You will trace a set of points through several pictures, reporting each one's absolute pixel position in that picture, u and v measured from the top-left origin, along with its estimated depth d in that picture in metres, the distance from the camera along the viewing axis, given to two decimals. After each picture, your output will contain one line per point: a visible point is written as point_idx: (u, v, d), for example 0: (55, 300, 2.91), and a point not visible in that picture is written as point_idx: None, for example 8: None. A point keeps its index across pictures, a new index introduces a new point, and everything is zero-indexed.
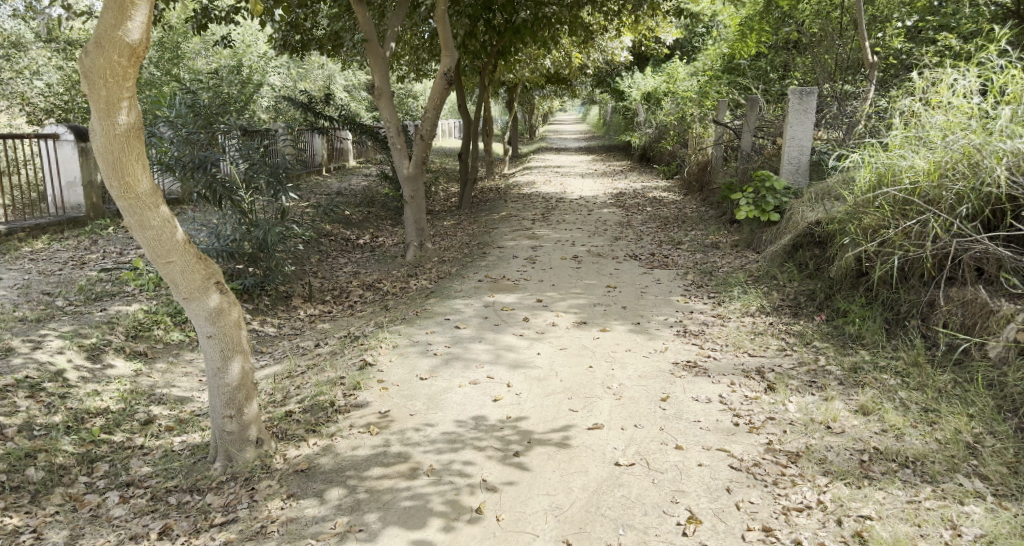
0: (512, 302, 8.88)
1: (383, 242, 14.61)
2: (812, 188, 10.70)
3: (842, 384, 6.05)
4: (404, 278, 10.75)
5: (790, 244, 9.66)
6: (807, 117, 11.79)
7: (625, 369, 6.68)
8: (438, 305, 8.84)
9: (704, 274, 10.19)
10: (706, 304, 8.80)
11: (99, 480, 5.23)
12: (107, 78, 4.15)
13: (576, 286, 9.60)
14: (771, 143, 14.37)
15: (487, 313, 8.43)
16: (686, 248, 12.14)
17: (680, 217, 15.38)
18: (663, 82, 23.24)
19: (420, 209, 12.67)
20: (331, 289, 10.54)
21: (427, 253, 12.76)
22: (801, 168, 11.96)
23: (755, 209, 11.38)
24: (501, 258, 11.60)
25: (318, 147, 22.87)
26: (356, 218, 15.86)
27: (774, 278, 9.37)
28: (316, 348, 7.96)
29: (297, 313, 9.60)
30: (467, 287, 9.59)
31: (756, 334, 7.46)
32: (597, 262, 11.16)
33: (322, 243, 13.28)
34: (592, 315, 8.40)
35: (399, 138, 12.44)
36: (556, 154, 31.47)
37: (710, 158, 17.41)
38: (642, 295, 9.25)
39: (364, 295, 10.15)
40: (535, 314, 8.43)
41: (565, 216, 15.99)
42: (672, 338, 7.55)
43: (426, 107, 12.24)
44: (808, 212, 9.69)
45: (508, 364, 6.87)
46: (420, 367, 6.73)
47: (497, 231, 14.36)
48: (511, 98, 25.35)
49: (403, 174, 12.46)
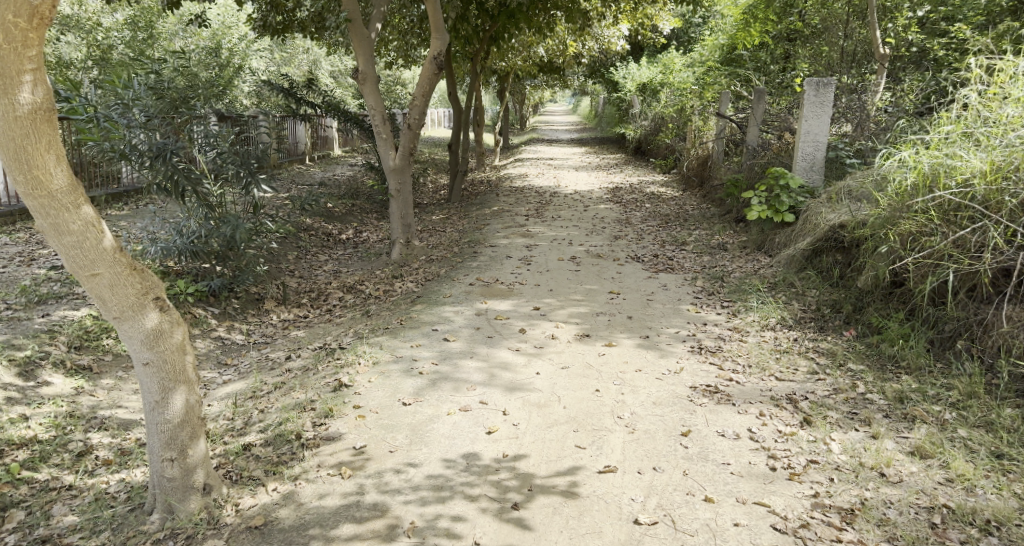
0: (506, 310, 8.06)
1: (367, 238, 13.72)
2: (831, 188, 9.96)
3: (888, 418, 5.28)
4: (389, 279, 9.89)
5: (808, 248, 8.91)
6: (824, 110, 11.00)
7: (637, 394, 5.86)
8: (424, 312, 7.99)
9: (714, 280, 9.39)
10: (719, 316, 8.01)
11: (10, 535, 4.37)
12: (1, 43, 3.35)
13: (576, 292, 8.78)
14: (775, 138, 13.62)
15: (479, 323, 7.59)
16: (692, 249, 11.34)
17: (682, 215, 14.57)
18: (659, 73, 22.44)
19: (407, 203, 11.84)
20: (308, 291, 9.66)
21: (415, 251, 11.90)
22: (815, 164, 11.18)
23: (768, 209, 10.63)
24: (494, 257, 10.79)
25: (302, 135, 22.08)
26: (339, 212, 14.96)
27: (794, 287, 8.60)
28: (286, 361, 7.08)
29: (271, 318, 8.71)
30: (457, 291, 8.75)
31: (781, 354, 6.67)
32: (597, 264, 10.33)
33: (301, 239, 12.39)
34: (596, 328, 7.59)
35: (387, 128, 11.54)
36: (549, 145, 30.61)
37: (711, 152, 16.68)
38: (648, 303, 8.45)
39: (345, 299, 9.28)
40: (533, 325, 7.60)
41: (560, 212, 15.15)
42: (687, 356, 6.76)
43: (415, 95, 11.34)
44: (829, 214, 8.93)
45: (503, 385, 6.04)
46: (404, 388, 5.91)
47: (489, 228, 13.54)
48: (503, 87, 24.50)
49: (388, 166, 11.57)
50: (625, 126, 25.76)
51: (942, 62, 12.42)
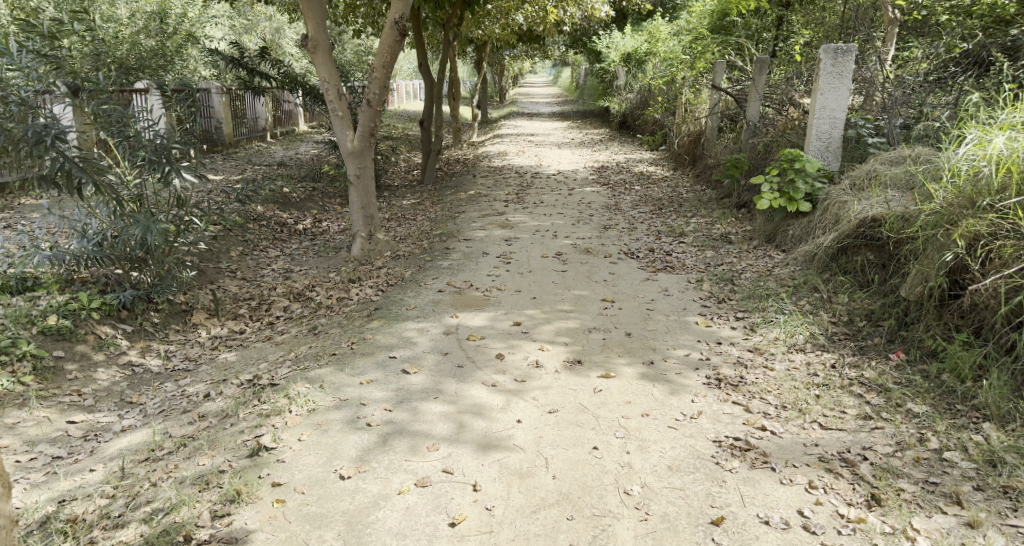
0: (481, 328, 6.75)
1: (327, 229, 12.28)
2: (855, 174, 8.74)
3: (983, 492, 4.08)
4: (344, 283, 8.48)
5: (833, 247, 7.64)
6: (843, 82, 9.66)
7: (647, 452, 4.56)
8: (380, 331, 6.61)
9: (722, 283, 8.07)
10: (734, 331, 6.72)
11: None
12: None
13: (563, 302, 7.49)
14: (777, 113, 12.29)
15: (447, 348, 6.25)
16: (691, 241, 10.03)
17: (675, 199, 13.26)
18: (645, 42, 21.03)
19: (369, 191, 10.41)
20: (247, 299, 8.21)
21: (378, 245, 10.47)
22: (831, 144, 9.85)
23: (780, 196, 9.28)
24: (467, 255, 9.45)
25: (263, 110, 20.51)
26: (296, 197, 13.48)
27: (819, 294, 7.35)
28: (204, 399, 5.65)
29: (198, 335, 7.26)
30: (423, 302, 7.43)
31: (820, 389, 5.38)
32: (586, 262, 9.00)
33: (248, 232, 10.92)
34: (588, 352, 6.27)
35: (344, 105, 10.07)
36: (529, 120, 29.09)
37: (703, 128, 15.33)
38: (648, 316, 7.17)
39: (290, 309, 7.84)
40: (513, 349, 6.30)
41: (542, 196, 13.79)
42: (704, 392, 5.43)
43: (374, 65, 9.83)
44: (857, 206, 7.70)
45: (474, 441, 4.68)
46: (345, 450, 4.52)
47: (463, 216, 12.15)
48: (480, 57, 22.88)
49: (346, 149, 10.10)
50: (609, 99, 24.28)
51: (948, 27, 11.27)
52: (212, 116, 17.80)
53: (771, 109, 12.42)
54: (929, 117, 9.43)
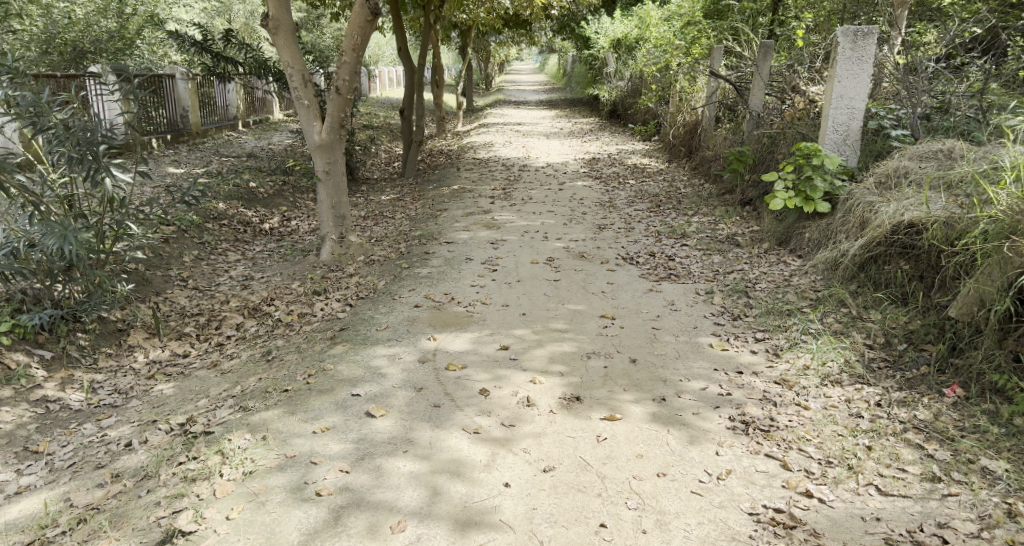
0: (463, 357, 5.81)
1: (296, 229, 11.29)
2: (880, 170, 7.87)
3: None
4: (307, 295, 7.49)
5: (862, 255, 6.74)
6: (863, 68, 8.70)
7: (667, 533, 3.78)
8: (344, 359, 5.63)
9: (735, 295, 7.16)
10: (756, 357, 5.82)
11: None
12: None
13: (556, 320, 6.62)
14: (781, 102, 11.38)
15: (422, 383, 5.29)
16: (695, 243, 9.12)
17: (672, 195, 12.35)
18: (635, 27, 20.11)
19: (339, 189, 9.40)
20: (196, 315, 7.24)
21: (350, 249, 9.48)
22: (849, 137, 8.93)
23: (795, 195, 8.36)
24: (450, 261, 8.53)
25: (234, 97, 19.46)
26: (264, 192, 12.44)
27: (845, 309, 6.48)
28: (120, 446, 4.66)
29: (133, 360, 6.26)
30: (397, 324, 6.50)
31: (870, 438, 4.48)
32: (580, 270, 8.13)
33: (205, 233, 9.90)
34: (588, 385, 5.33)
35: (311, 92, 9.04)
36: (515, 108, 28.07)
37: (699, 119, 14.45)
38: (654, 338, 6.26)
39: (243, 328, 6.86)
40: (500, 382, 5.36)
41: (530, 191, 12.86)
42: (730, 440, 4.51)
43: (343, 48, 8.78)
44: (888, 209, 6.84)
45: (451, 516, 3.79)
46: (285, 534, 3.62)
47: (445, 215, 11.20)
48: (464, 42, 21.81)
49: (313, 142, 9.07)
50: (598, 87, 23.35)
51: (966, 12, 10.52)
52: (177, 102, 16.76)
53: (775, 97, 11.53)
54: (955, 109, 8.60)
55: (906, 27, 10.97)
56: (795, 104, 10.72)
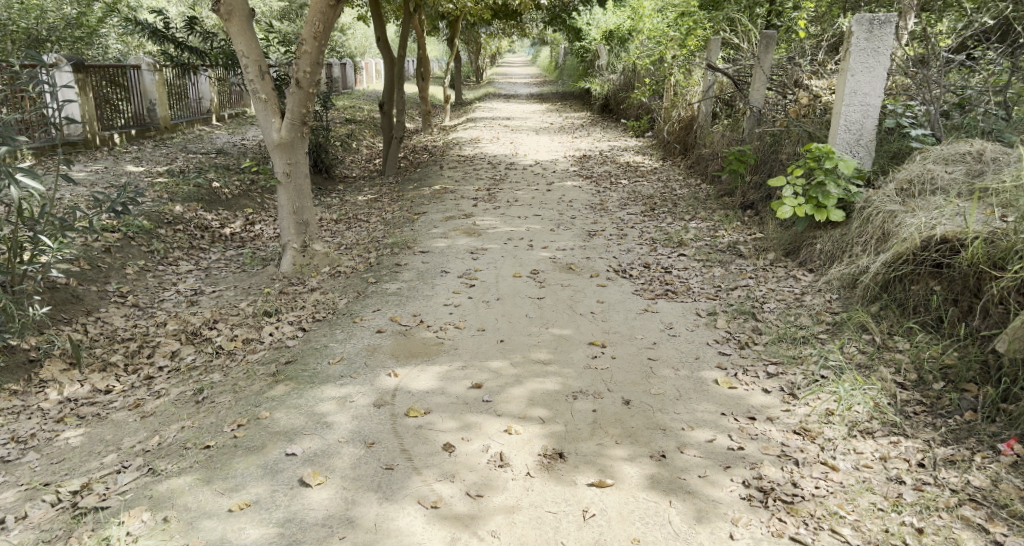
0: (427, 398, 4.97)
1: (260, 234, 10.43)
2: (902, 174, 7.01)
3: None
4: (255, 317, 6.68)
5: (886, 272, 5.85)
6: (879, 61, 7.75)
7: None
8: (283, 405, 4.82)
9: (740, 317, 6.32)
10: (769, 397, 4.97)
11: None
12: None
13: (538, 349, 5.77)
14: (784, 97, 10.49)
15: (375, 434, 4.47)
16: (693, 253, 8.29)
17: (668, 196, 11.51)
18: (627, 18, 19.25)
19: (302, 192, 8.49)
20: (126, 341, 6.47)
21: (314, 258, 8.57)
22: (863, 137, 7.98)
23: (806, 202, 7.47)
24: (422, 274, 7.69)
25: (207, 89, 18.44)
26: (229, 192, 11.49)
27: (869, 335, 5.64)
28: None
29: (43, 399, 5.59)
30: (354, 354, 5.66)
31: (919, 521, 3.75)
32: (567, 286, 7.28)
33: (155, 239, 9.02)
34: (573, 437, 4.49)
35: (268, 86, 8.11)
36: (505, 101, 27.24)
37: (695, 114, 13.60)
38: (652, 371, 5.41)
39: (178, 358, 6.13)
40: (469, 432, 4.54)
41: (516, 192, 12.02)
42: (747, 518, 3.78)
43: (303, 37, 7.85)
44: (913, 221, 6.02)
45: None
46: None
47: (423, 218, 10.34)
48: (451, 34, 20.89)
49: (273, 140, 8.16)
50: (590, 80, 22.47)
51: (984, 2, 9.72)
52: (144, 95, 15.69)
53: (776, 92, 10.67)
54: (983, 106, 7.75)
55: (920, 17, 10.15)
56: (800, 100, 9.88)
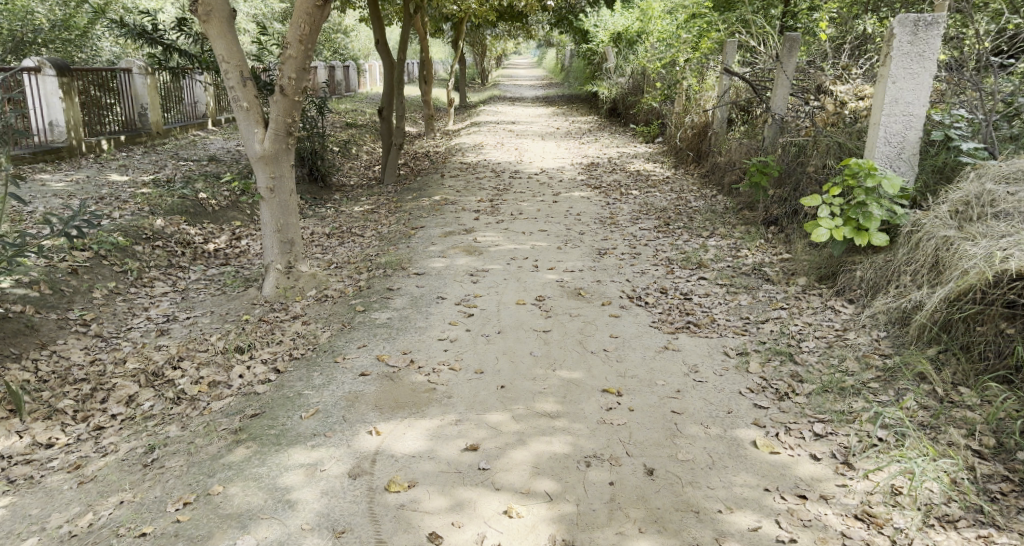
0: (415, 465, 4.22)
1: (246, 250, 9.66)
2: (955, 193, 6.21)
3: None
4: (225, 354, 5.90)
5: (947, 311, 5.03)
6: (925, 66, 6.84)
7: None
8: (239, 476, 4.16)
9: (776, 358, 5.51)
10: (817, 466, 4.23)
11: None
12: None
13: (546, 398, 4.98)
14: (809, 103, 9.66)
15: (338, 515, 3.88)
16: (715, 276, 7.49)
17: (684, 209, 10.71)
18: (637, 19, 18.47)
19: (288, 208, 7.69)
20: (80, 381, 5.70)
21: (299, 281, 7.80)
22: (905, 149, 7.07)
23: (845, 224, 6.62)
24: (416, 302, 6.92)
25: (201, 93, 17.66)
26: (216, 204, 10.72)
27: (930, 385, 4.83)
28: None
29: None
30: (332, 405, 4.90)
31: None
32: (576, 316, 6.49)
33: (131, 257, 8.23)
34: (584, 523, 3.84)
35: (250, 93, 7.32)
36: (510, 104, 26.43)
37: (710, 120, 12.79)
38: (677, 428, 4.63)
39: (135, 403, 5.37)
40: (460, 515, 3.88)
41: (521, 204, 11.24)
42: None
43: (287, 40, 7.06)
44: (977, 250, 5.22)
45: None
46: None
47: (421, 234, 9.57)
48: (455, 36, 20.10)
49: (255, 152, 7.38)
50: (597, 83, 21.68)
51: None
52: (135, 99, 14.93)
53: (799, 98, 9.85)
54: None
55: None
56: (827, 107, 9.08)
